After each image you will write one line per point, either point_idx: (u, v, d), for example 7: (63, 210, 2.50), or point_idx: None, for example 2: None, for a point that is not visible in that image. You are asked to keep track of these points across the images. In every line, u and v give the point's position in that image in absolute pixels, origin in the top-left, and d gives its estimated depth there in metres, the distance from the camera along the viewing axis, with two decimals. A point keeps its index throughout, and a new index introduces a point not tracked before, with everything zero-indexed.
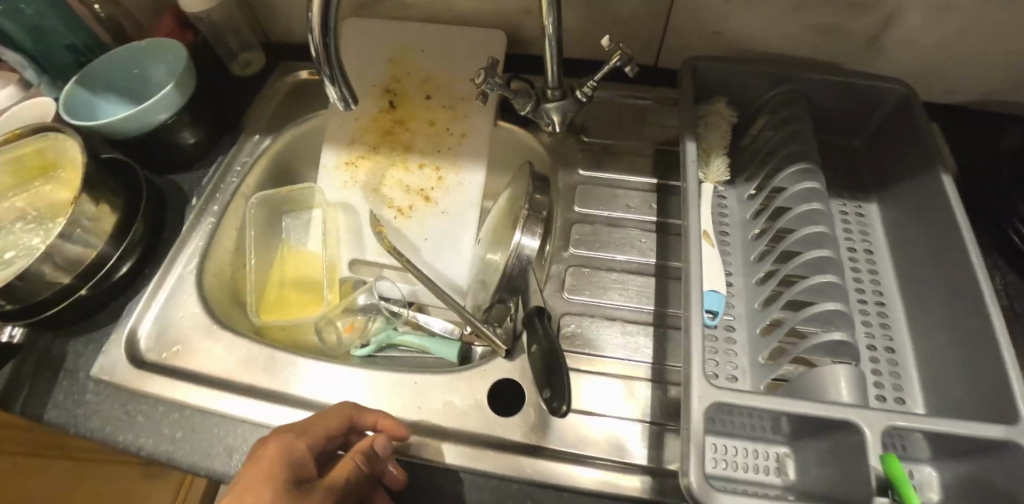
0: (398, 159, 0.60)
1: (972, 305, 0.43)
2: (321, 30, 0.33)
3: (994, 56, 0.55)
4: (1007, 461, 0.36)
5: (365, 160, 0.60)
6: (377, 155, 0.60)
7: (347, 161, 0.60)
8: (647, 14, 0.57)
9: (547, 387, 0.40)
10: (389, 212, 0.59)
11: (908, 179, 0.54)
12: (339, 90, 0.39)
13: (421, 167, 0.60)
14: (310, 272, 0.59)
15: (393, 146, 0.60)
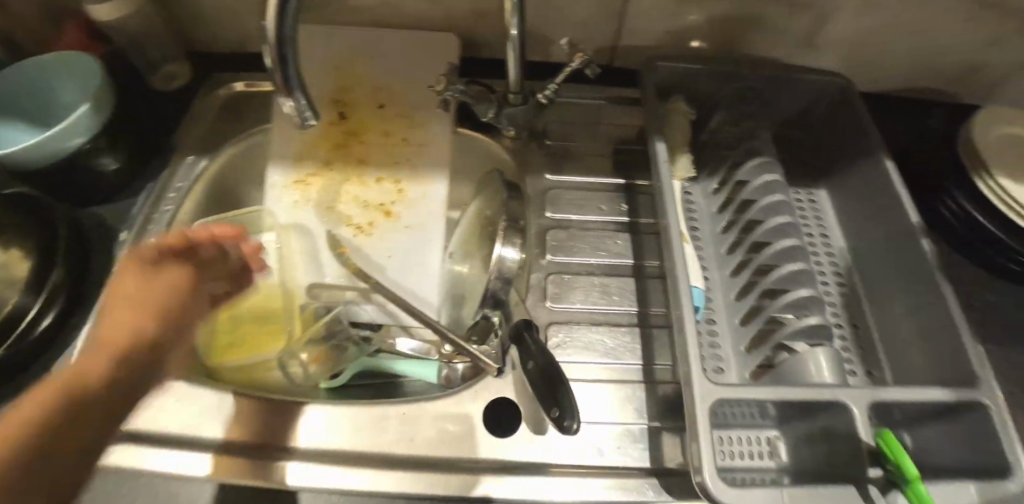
0: (354, 173, 0.56)
1: (925, 280, 0.44)
2: (278, 40, 0.30)
3: (922, 50, 0.58)
4: (970, 418, 0.39)
5: (318, 176, 0.56)
6: (332, 170, 0.56)
7: (298, 178, 0.56)
8: (599, 13, 0.56)
9: (554, 403, 0.35)
10: (347, 231, 0.54)
11: (850, 165, 0.53)
12: (298, 101, 0.35)
13: (378, 181, 0.56)
14: (267, 300, 0.55)
15: (346, 158, 0.57)
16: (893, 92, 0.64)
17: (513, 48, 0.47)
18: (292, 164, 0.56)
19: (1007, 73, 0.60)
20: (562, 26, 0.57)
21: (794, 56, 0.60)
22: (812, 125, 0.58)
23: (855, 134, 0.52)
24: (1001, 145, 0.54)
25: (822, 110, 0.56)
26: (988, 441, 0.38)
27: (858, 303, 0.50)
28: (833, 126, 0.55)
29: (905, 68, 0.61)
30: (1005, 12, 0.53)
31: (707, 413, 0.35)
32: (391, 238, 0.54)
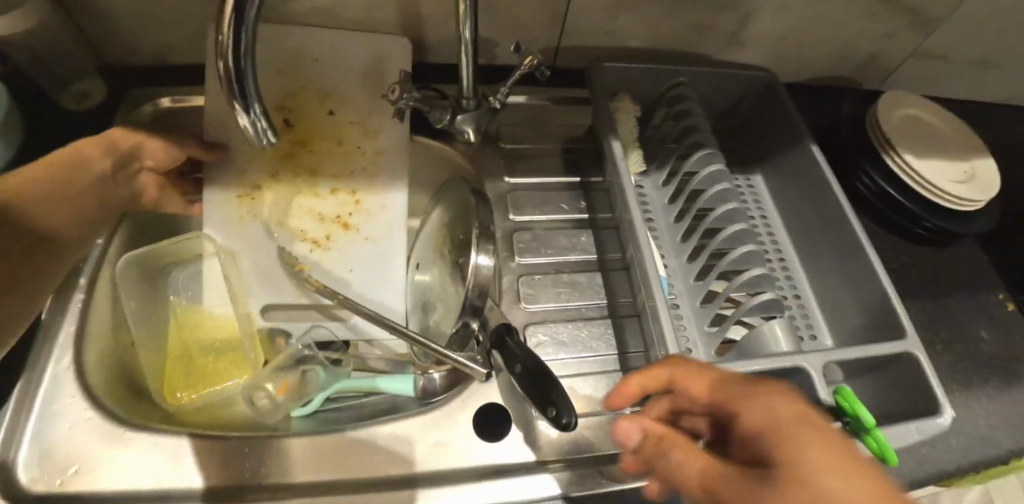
0: (304, 187, 0.53)
1: (853, 251, 0.50)
2: (235, 45, 0.28)
3: (830, 43, 0.65)
4: (901, 366, 0.45)
5: (265, 192, 0.52)
6: (280, 184, 0.53)
7: (243, 192, 0.52)
8: (543, 16, 0.57)
9: (551, 404, 0.36)
10: (305, 245, 0.52)
11: (780, 152, 0.58)
12: (255, 119, 0.33)
13: (332, 193, 0.54)
14: (218, 330, 0.51)
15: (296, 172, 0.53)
16: (808, 81, 0.71)
17: (467, 54, 0.47)
18: (233, 178, 0.52)
19: (899, 59, 0.68)
20: (506, 29, 0.58)
21: (723, 51, 0.64)
22: (743, 116, 0.62)
23: (783, 123, 0.57)
24: (901, 125, 0.61)
25: (750, 102, 0.61)
26: (918, 387, 0.44)
27: (799, 276, 0.55)
28: (761, 116, 0.60)
29: (818, 58, 0.67)
30: (895, 7, 0.60)
31: None
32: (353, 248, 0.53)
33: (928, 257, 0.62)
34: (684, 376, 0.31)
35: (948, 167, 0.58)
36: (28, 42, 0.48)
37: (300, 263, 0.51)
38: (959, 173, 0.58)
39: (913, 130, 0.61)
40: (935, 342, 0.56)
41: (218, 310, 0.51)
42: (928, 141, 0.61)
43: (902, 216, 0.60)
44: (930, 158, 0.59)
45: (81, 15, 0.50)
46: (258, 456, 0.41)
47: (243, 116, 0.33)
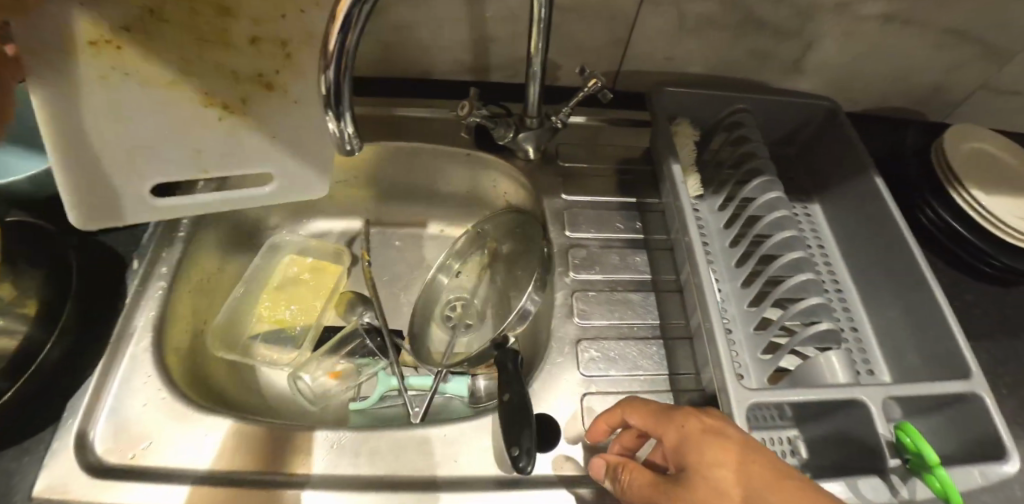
0: (201, 38, 0.36)
1: (914, 284, 0.49)
2: (339, 53, 0.30)
3: (895, 73, 0.64)
4: (967, 407, 0.44)
5: (138, 48, 0.35)
6: (170, 44, 0.35)
7: (98, 37, 0.33)
8: (605, 41, 0.58)
9: (514, 444, 0.38)
10: (199, 130, 0.41)
11: (842, 179, 0.57)
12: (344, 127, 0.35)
13: (254, 44, 0.37)
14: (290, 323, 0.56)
15: (189, 6, 0.34)
16: (869, 112, 0.70)
17: (535, 71, 0.49)
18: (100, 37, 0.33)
19: (966, 93, 0.67)
20: (570, 52, 0.59)
21: (782, 79, 0.64)
22: (803, 144, 0.62)
23: (845, 152, 0.56)
24: (969, 159, 0.60)
25: (811, 130, 0.61)
26: (984, 430, 0.43)
27: (857, 309, 0.54)
28: (822, 144, 0.60)
29: (881, 89, 0.66)
30: (963, 39, 0.59)
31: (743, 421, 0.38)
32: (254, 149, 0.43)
33: (993, 297, 0.60)
34: (644, 416, 0.38)
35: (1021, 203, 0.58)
36: None
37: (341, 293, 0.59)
38: None
39: (981, 165, 0.61)
40: (1000, 385, 0.53)
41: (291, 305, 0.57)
42: (1001, 175, 0.60)
43: (968, 253, 0.59)
44: (1001, 194, 0.58)
45: None
46: (314, 449, 0.42)
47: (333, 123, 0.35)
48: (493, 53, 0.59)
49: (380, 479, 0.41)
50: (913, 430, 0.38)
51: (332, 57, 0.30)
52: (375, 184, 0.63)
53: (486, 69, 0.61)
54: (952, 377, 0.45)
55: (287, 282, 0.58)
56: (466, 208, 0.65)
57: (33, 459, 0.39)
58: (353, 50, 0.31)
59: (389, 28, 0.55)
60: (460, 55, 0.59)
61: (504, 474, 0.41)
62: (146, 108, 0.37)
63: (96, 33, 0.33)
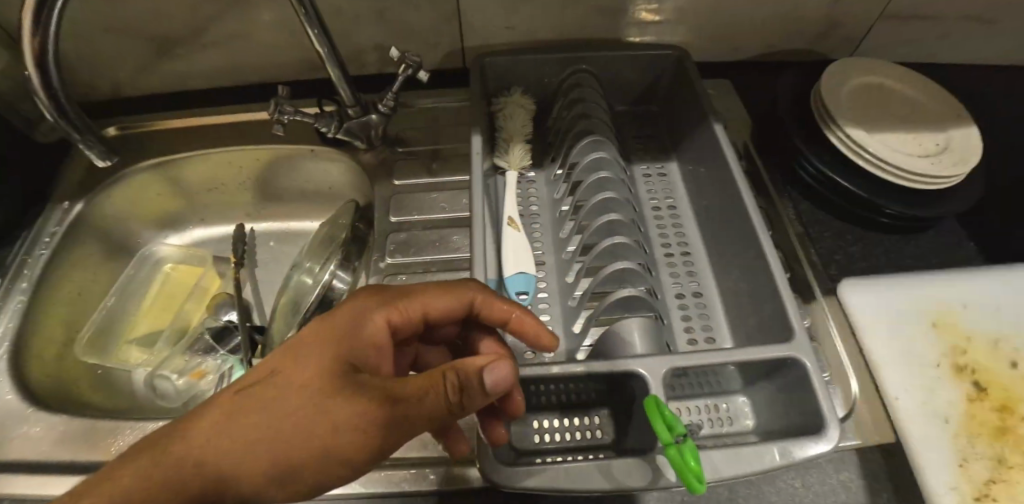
0: (997, 420, 0.44)
1: (746, 236, 0.44)
2: (36, 20, 0.33)
3: (771, 10, 0.57)
4: (792, 375, 0.39)
5: (964, 372, 0.46)
6: (986, 394, 0.45)
7: (958, 363, 0.47)
8: (435, 19, 0.56)
9: None
10: (966, 400, 0.45)
11: (693, 134, 0.52)
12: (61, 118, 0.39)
13: (991, 480, 0.41)
14: (162, 323, 0.59)
15: (980, 421, 0.44)
16: (760, 58, 0.63)
17: (333, 61, 0.49)
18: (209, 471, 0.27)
19: (867, 26, 0.58)
20: (407, 36, 0.58)
21: (646, 35, 0.59)
22: (663, 99, 0.57)
23: (693, 104, 0.52)
24: (856, 97, 0.53)
25: (667, 84, 0.56)
26: (807, 396, 0.37)
27: (705, 273, 0.49)
28: (677, 97, 0.55)
29: (764, 31, 0.59)
30: None
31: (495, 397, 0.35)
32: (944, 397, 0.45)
33: (886, 252, 0.53)
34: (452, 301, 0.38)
35: (910, 140, 0.51)
36: None
37: (214, 292, 0.61)
38: (927, 146, 0.50)
39: (868, 101, 0.53)
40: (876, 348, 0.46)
41: (165, 312, 0.60)
42: (892, 110, 0.53)
43: (852, 204, 0.52)
44: (886, 131, 0.51)
45: None
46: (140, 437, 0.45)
47: (51, 117, 0.39)
48: None
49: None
50: (661, 402, 0.32)
51: (32, 32, 0.34)
52: (244, 189, 0.65)
53: None
54: (776, 341, 0.39)
55: (160, 285, 0.61)
56: (331, 202, 0.66)
57: None
58: (56, 75, 0.36)
59: (221, 36, 0.57)
60: (304, 54, 0.60)
61: None
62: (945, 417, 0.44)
63: (953, 381, 0.46)
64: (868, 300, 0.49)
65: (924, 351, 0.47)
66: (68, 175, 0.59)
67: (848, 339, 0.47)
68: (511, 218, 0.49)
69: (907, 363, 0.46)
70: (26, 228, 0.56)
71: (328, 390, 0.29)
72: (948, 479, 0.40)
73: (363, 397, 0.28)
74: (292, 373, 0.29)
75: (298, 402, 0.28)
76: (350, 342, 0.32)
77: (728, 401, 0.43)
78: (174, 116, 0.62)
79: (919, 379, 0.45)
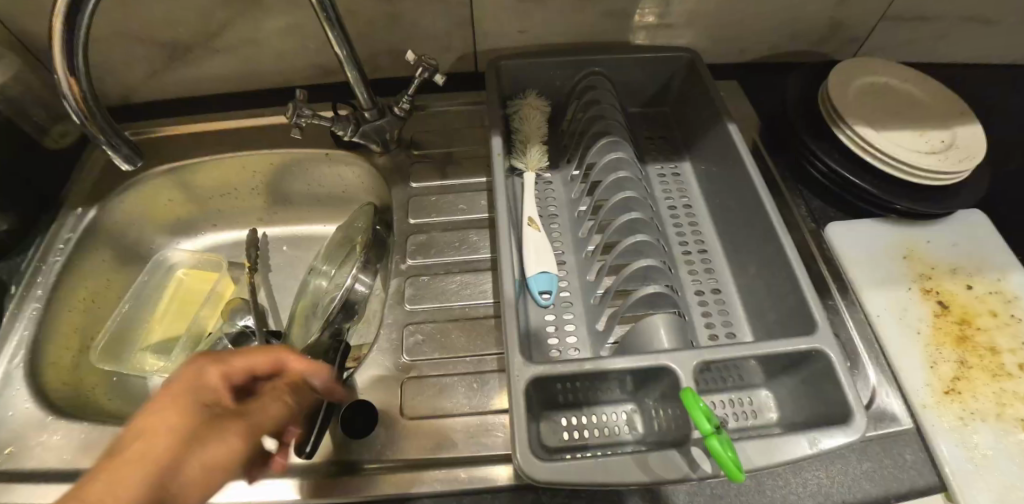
0: (964, 328, 0.48)
1: (765, 231, 0.45)
2: (67, 20, 0.33)
3: (776, 13, 0.58)
4: (815, 366, 0.40)
5: (937, 291, 0.50)
6: (954, 304, 0.49)
7: (928, 281, 0.50)
8: (448, 24, 0.57)
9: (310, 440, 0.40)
10: (937, 311, 0.49)
11: (706, 135, 0.54)
12: (94, 122, 0.39)
13: (956, 376, 0.45)
14: (176, 330, 0.58)
15: (950, 328, 0.48)
16: (764, 59, 0.64)
17: (350, 65, 0.49)
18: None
19: (869, 26, 0.60)
20: (419, 41, 0.59)
21: (655, 37, 0.61)
22: (673, 101, 0.59)
23: (706, 103, 0.53)
24: (862, 97, 0.55)
25: (679, 85, 0.57)
26: (830, 386, 0.38)
27: (722, 270, 0.49)
28: (688, 99, 0.56)
29: (769, 32, 0.61)
30: None
31: (522, 396, 0.36)
32: (916, 312, 0.49)
33: None
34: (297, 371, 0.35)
35: (917, 137, 0.52)
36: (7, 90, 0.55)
37: (230, 297, 0.60)
38: (933, 142, 0.52)
39: (875, 100, 0.55)
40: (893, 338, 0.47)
41: (179, 318, 0.59)
42: (897, 109, 0.54)
43: (861, 199, 0.53)
44: (893, 129, 0.52)
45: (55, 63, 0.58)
46: None
47: (83, 123, 0.38)
48: None
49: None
50: (694, 394, 0.32)
51: (63, 35, 0.34)
52: (257, 194, 0.65)
53: None
54: (799, 333, 0.40)
55: (174, 291, 0.61)
56: (345, 206, 0.66)
57: None
58: (85, 78, 0.37)
59: (235, 42, 0.57)
60: (316, 58, 0.60)
61: (340, 461, 0.42)
62: (916, 329, 0.48)
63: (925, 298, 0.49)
64: (850, 236, 0.53)
65: (900, 273, 0.51)
66: (81, 182, 0.59)
67: (841, 266, 0.51)
68: (531, 218, 0.49)
69: (882, 281, 0.50)
70: (40, 235, 0.56)
71: (202, 424, 0.27)
72: (921, 377, 0.45)
73: (231, 427, 0.29)
74: (170, 420, 0.26)
75: (180, 434, 0.26)
76: (216, 391, 0.29)
77: (751, 393, 0.44)
78: (187, 121, 0.62)
79: (895, 300, 0.49)
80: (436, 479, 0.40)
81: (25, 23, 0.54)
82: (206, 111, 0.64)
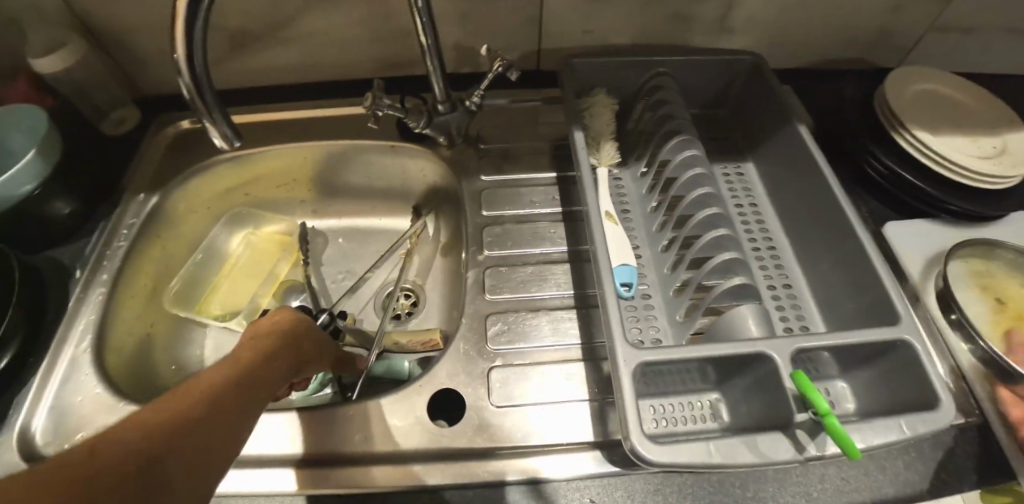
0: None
1: (843, 226, 0.46)
2: None
3: (832, 21, 0.60)
4: (900, 357, 0.40)
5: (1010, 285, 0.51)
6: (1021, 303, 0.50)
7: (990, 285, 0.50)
8: (516, 22, 0.58)
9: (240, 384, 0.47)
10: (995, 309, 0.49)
11: (770, 136, 0.56)
12: (197, 89, 0.38)
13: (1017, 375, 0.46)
14: (232, 298, 0.60)
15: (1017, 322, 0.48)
16: (815, 64, 0.67)
17: (431, 57, 0.50)
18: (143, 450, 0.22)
19: (917, 36, 0.62)
20: (486, 37, 0.60)
21: (714, 41, 0.62)
22: (733, 103, 0.61)
23: (771, 105, 0.55)
24: (916, 103, 0.57)
25: (740, 87, 0.59)
26: (916, 374, 0.39)
27: (791, 266, 0.51)
28: (750, 99, 0.59)
29: (823, 39, 0.63)
30: None
31: (632, 378, 0.37)
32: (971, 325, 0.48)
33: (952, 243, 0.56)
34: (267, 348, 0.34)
35: (970, 142, 0.54)
36: (75, 75, 0.55)
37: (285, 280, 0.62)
38: (986, 148, 0.54)
39: (926, 106, 0.57)
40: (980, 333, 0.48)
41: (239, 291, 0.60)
42: (948, 116, 0.56)
43: (919, 200, 0.55)
44: (948, 134, 0.54)
45: (118, 49, 0.58)
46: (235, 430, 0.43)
47: (187, 89, 0.38)
48: (410, 45, 0.60)
49: (301, 458, 0.42)
50: (808, 379, 0.36)
51: (188, 5, 0.33)
52: (311, 187, 0.65)
53: (409, 63, 0.62)
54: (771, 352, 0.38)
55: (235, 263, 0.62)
56: (401, 199, 0.66)
57: None
58: (200, 53, 0.36)
59: (304, 35, 0.58)
60: (381, 52, 0.60)
61: (435, 447, 0.42)
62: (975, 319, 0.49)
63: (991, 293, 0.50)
64: (909, 236, 0.54)
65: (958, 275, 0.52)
66: (143, 169, 0.59)
67: (898, 263, 0.53)
68: (608, 212, 0.51)
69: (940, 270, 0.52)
70: (99, 219, 0.55)
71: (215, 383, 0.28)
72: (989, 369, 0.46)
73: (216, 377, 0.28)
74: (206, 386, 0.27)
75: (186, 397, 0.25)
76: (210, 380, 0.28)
77: (829, 385, 0.45)
78: (249, 110, 0.62)
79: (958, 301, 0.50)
80: (531, 466, 0.40)
81: (95, 8, 0.53)
82: (266, 100, 0.63)
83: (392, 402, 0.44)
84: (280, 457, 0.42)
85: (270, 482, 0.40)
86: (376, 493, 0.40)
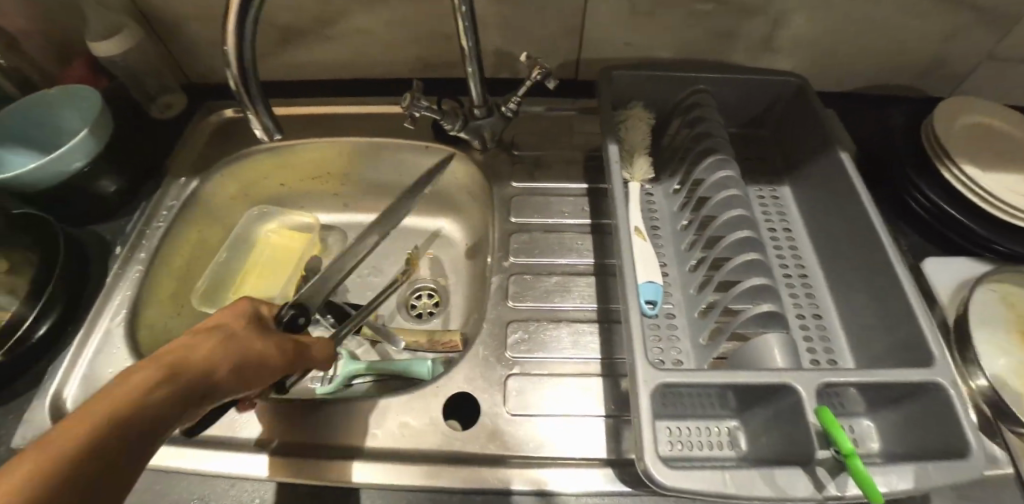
0: None
1: (880, 259, 0.45)
2: None
3: (883, 46, 0.58)
4: (931, 400, 0.39)
5: None
6: None
7: None
8: (557, 31, 0.58)
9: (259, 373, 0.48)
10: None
11: (809, 161, 0.54)
12: (242, 80, 0.39)
13: None
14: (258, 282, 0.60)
15: None
16: (861, 89, 0.65)
17: (471, 63, 0.50)
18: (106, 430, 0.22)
19: (972, 66, 0.60)
20: (526, 44, 0.60)
21: (757, 60, 0.61)
22: (773, 124, 0.60)
23: (812, 129, 0.53)
24: (967, 136, 0.55)
25: (782, 108, 0.58)
26: (947, 420, 0.38)
27: (823, 296, 0.50)
28: (790, 122, 0.57)
29: (872, 64, 0.61)
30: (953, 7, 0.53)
31: (649, 400, 0.36)
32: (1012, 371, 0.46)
33: None
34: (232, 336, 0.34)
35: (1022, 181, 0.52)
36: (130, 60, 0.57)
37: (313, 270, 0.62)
38: None
39: (977, 140, 0.55)
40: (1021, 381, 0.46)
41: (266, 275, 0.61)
42: (1000, 151, 0.54)
43: (963, 237, 0.53)
44: (999, 171, 0.52)
45: (171, 37, 0.60)
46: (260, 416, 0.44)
47: (234, 79, 0.39)
48: (451, 48, 0.60)
49: (319, 448, 0.42)
50: (833, 416, 0.35)
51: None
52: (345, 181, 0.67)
53: (448, 65, 0.63)
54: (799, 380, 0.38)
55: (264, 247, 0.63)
56: (431, 199, 0.66)
57: (15, 413, 0.44)
58: (249, 47, 0.37)
59: (348, 32, 0.59)
60: (422, 53, 0.61)
61: (447, 449, 0.42)
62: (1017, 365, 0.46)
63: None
64: (951, 273, 0.52)
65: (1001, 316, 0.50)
66: (186, 154, 0.61)
67: (937, 301, 0.51)
68: (637, 228, 0.50)
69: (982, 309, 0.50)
70: (142, 199, 0.57)
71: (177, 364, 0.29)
72: None
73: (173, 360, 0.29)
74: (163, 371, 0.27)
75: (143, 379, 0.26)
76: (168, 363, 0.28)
77: (853, 423, 0.44)
78: (290, 102, 0.63)
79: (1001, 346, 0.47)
80: (542, 478, 0.40)
81: None
82: (307, 94, 0.65)
83: (410, 401, 0.44)
84: (299, 445, 0.43)
85: (286, 468, 0.41)
86: (387, 489, 0.40)
